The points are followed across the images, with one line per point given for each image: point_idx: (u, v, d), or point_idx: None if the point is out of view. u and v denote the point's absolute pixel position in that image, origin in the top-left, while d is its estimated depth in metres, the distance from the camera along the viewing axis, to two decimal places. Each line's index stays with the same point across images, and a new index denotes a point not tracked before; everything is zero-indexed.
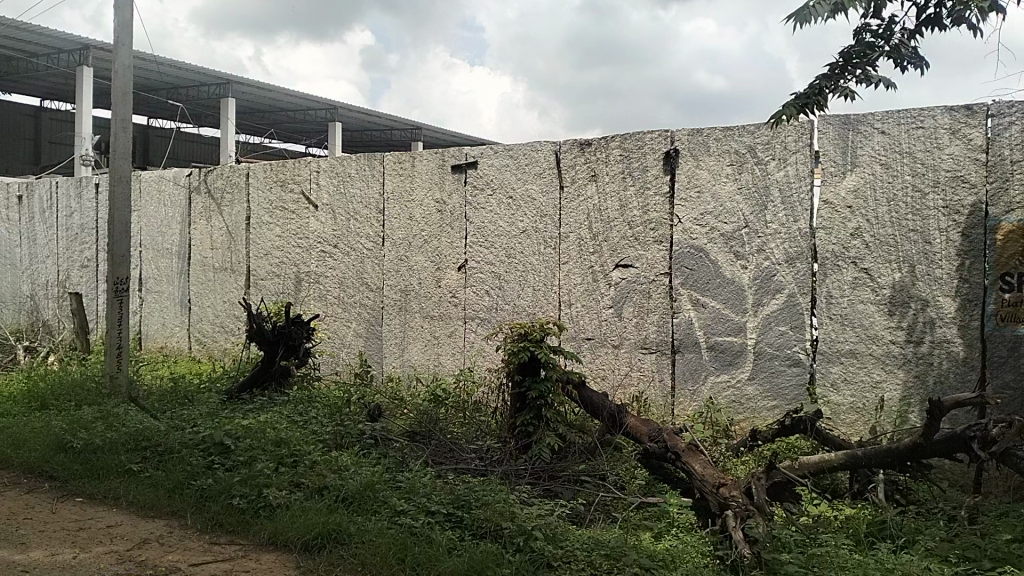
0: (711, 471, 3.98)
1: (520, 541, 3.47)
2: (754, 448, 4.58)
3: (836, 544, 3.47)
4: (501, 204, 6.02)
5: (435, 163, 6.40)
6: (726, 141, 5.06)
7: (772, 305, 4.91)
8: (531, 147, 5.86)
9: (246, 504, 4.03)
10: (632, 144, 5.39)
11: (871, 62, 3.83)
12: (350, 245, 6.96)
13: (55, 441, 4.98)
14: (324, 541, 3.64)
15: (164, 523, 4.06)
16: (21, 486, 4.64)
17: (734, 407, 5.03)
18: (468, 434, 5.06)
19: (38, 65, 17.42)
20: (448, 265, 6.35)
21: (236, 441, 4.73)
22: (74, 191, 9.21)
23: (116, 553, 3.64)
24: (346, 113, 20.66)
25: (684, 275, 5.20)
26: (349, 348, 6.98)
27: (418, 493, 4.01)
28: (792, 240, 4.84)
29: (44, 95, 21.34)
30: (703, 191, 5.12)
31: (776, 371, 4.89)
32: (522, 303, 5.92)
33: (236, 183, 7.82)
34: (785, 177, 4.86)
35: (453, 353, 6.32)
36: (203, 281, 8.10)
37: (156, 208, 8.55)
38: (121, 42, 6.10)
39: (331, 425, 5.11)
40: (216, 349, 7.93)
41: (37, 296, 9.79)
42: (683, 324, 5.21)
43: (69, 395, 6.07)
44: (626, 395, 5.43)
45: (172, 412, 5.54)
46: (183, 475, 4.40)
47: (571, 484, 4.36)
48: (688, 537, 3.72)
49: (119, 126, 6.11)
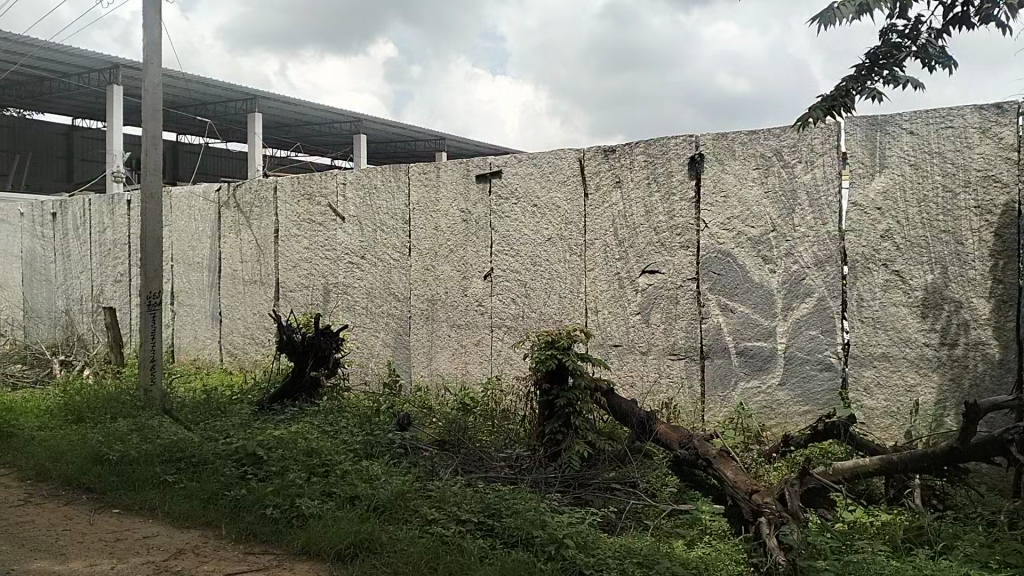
0: (743, 478, 3.94)
1: (551, 549, 3.47)
2: (787, 454, 4.54)
3: (872, 551, 3.43)
4: (526, 213, 6.03)
5: (459, 173, 6.43)
6: (751, 145, 5.03)
7: (802, 309, 4.86)
8: (555, 155, 5.87)
9: (279, 514, 4.07)
10: (656, 149, 5.38)
11: (898, 63, 3.76)
12: (377, 256, 7.01)
13: (92, 453, 5.06)
14: (357, 551, 3.66)
15: (199, 533, 4.10)
16: (59, 498, 4.73)
17: (765, 413, 4.99)
18: (497, 442, 5.06)
19: (69, 85, 17.80)
20: (474, 273, 6.36)
21: (268, 452, 4.78)
22: (107, 208, 9.39)
23: (153, 564, 3.69)
24: (372, 125, 20.88)
25: (711, 280, 5.17)
26: (377, 357, 7.04)
27: (448, 502, 4.01)
28: (821, 243, 4.79)
29: (76, 114, 21.77)
30: (730, 195, 5.09)
31: (807, 375, 4.84)
32: (549, 310, 5.92)
33: (264, 197, 7.92)
34: (812, 179, 4.82)
35: (480, 361, 6.33)
36: (233, 294, 8.21)
37: (187, 223, 8.68)
38: (151, 61, 6.22)
39: (361, 435, 5.15)
40: (247, 361, 8.03)
41: (72, 311, 9.97)
42: (712, 330, 5.18)
43: (104, 408, 6.16)
44: (655, 402, 5.41)
45: (204, 424, 5.61)
46: (217, 486, 4.45)
47: (602, 492, 4.35)
48: (721, 545, 3.69)
49: (150, 143, 6.22)
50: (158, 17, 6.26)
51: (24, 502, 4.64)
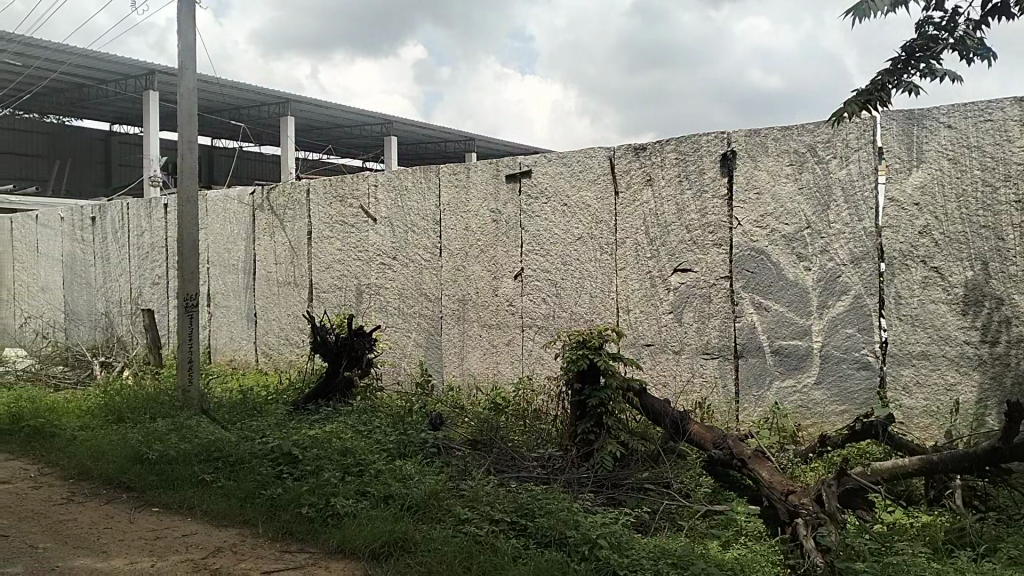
0: (778, 479, 3.90)
1: (585, 550, 3.46)
2: (823, 454, 4.47)
3: (912, 553, 3.36)
4: (556, 212, 6.02)
5: (489, 173, 6.44)
6: (784, 141, 4.97)
7: (839, 306, 4.79)
8: (585, 153, 5.86)
9: (314, 512, 4.12)
10: (688, 146, 5.34)
11: (936, 55, 3.59)
12: (408, 257, 7.05)
13: (131, 453, 5.16)
14: (391, 549, 3.69)
15: (237, 531, 4.16)
16: (100, 497, 4.83)
17: (801, 413, 4.92)
18: (529, 442, 5.06)
19: (107, 91, 18.14)
20: (505, 273, 6.37)
21: (303, 451, 4.83)
22: (144, 212, 9.56)
23: (191, 561, 3.75)
24: (402, 127, 20.98)
25: (745, 278, 5.11)
26: (409, 357, 7.08)
27: (482, 502, 4.02)
28: (857, 240, 4.72)
29: (113, 120, 22.18)
30: (764, 192, 5.03)
31: (844, 374, 4.77)
32: (580, 310, 5.90)
33: (297, 199, 8.01)
34: (847, 175, 4.75)
35: (511, 360, 6.34)
36: (268, 295, 8.31)
37: (222, 225, 8.81)
38: (186, 66, 6.31)
39: (394, 434, 5.19)
40: (282, 362, 8.12)
41: (112, 313, 10.17)
42: (746, 328, 5.13)
43: (143, 408, 6.28)
44: (688, 402, 5.37)
45: (241, 424, 5.69)
46: (254, 484, 4.51)
47: (635, 492, 4.33)
48: (757, 545, 3.65)
49: (186, 147, 6.31)
50: (191, 23, 6.36)
51: (68, 501, 4.74)
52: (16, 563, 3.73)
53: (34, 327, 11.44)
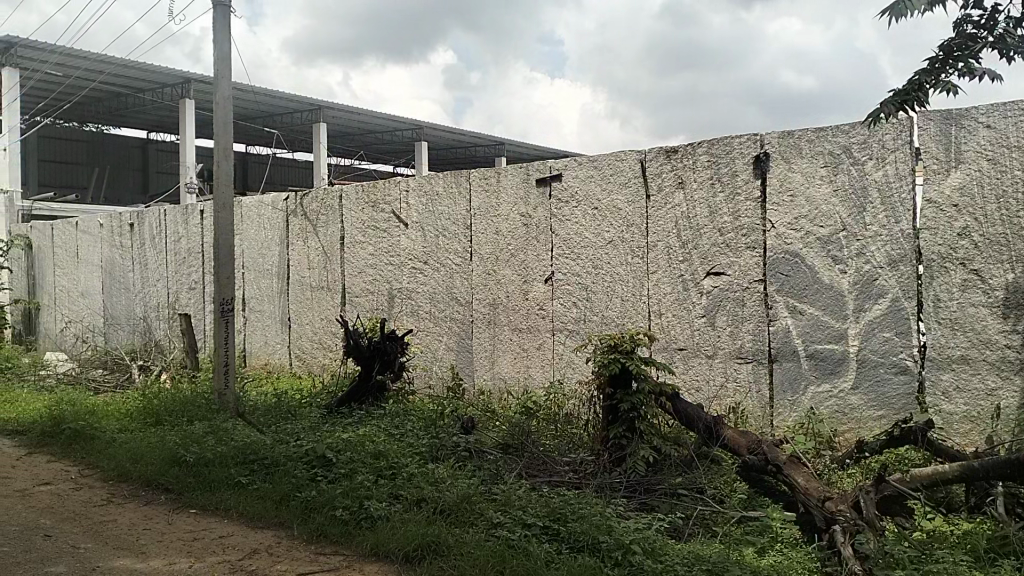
0: (814, 485, 3.84)
1: (618, 555, 3.44)
2: (860, 460, 4.40)
3: (953, 561, 3.29)
4: (587, 216, 6.01)
5: (520, 177, 6.45)
6: (819, 143, 4.91)
7: (876, 310, 4.72)
8: (616, 156, 5.84)
9: (348, 515, 4.15)
10: (720, 149, 5.30)
11: (975, 54, 3.46)
12: (439, 261, 7.09)
13: (169, 455, 5.25)
14: (424, 553, 3.70)
15: (272, 533, 4.21)
16: (139, 498, 4.91)
17: (837, 418, 4.85)
18: (560, 446, 5.05)
19: (145, 100, 18.51)
20: (535, 277, 6.37)
21: (337, 455, 4.87)
22: (182, 218, 9.73)
23: (228, 562, 3.80)
24: (432, 132, 21.08)
25: (780, 281, 5.05)
26: (441, 361, 7.11)
27: (514, 506, 4.03)
28: (894, 242, 4.65)
29: (150, 128, 22.65)
30: (798, 194, 4.97)
31: (882, 379, 4.69)
32: (611, 314, 5.88)
33: (330, 205, 8.09)
34: (884, 177, 4.68)
35: (542, 365, 6.33)
36: (301, 300, 8.40)
37: (256, 230, 8.93)
38: (222, 74, 6.42)
39: (426, 438, 5.22)
40: (315, 365, 8.20)
41: (149, 318, 10.35)
42: (780, 333, 5.07)
43: (180, 411, 6.38)
44: (722, 407, 5.32)
45: (276, 427, 5.75)
46: (289, 487, 4.57)
47: (668, 498, 4.30)
48: (793, 552, 3.60)
49: (222, 155, 6.41)
50: (226, 33, 6.46)
51: (108, 502, 4.84)
52: (59, 562, 3.81)
53: (75, 331, 11.69)
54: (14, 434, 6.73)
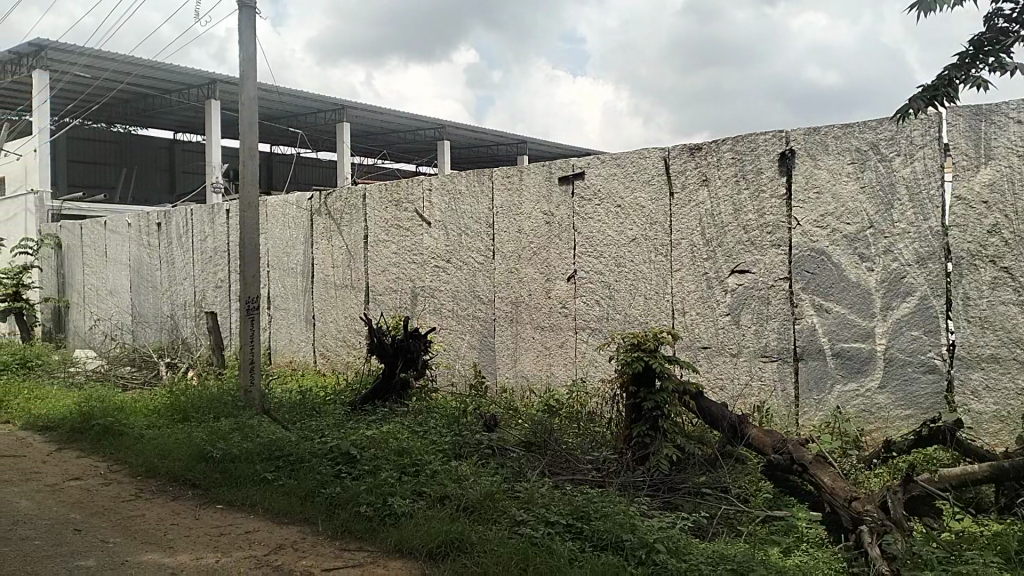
0: (841, 485, 3.81)
1: (642, 554, 3.43)
2: (888, 460, 4.35)
3: (983, 562, 3.24)
4: (610, 214, 5.99)
5: (542, 176, 6.44)
6: (846, 139, 4.85)
7: (903, 309, 4.66)
8: (639, 154, 5.81)
9: (372, 512, 4.18)
10: (745, 146, 5.26)
11: (1006, 49, 3.38)
12: (462, 260, 7.10)
13: (197, 451, 5.31)
14: (447, 549, 3.72)
15: (298, 528, 4.25)
16: (167, 493, 4.98)
17: (864, 417, 4.80)
18: (583, 444, 5.04)
19: (171, 101, 18.74)
20: (558, 276, 6.36)
21: (361, 451, 4.91)
22: (208, 217, 9.84)
23: (254, 558, 3.84)
24: (454, 131, 21.14)
25: (805, 279, 5.00)
26: (463, 359, 7.12)
27: (537, 504, 4.03)
28: (922, 239, 4.59)
29: (176, 128, 22.93)
30: (824, 191, 4.92)
31: (910, 378, 4.63)
32: (634, 312, 5.86)
33: (354, 204, 8.14)
34: (912, 173, 4.62)
35: (565, 363, 6.33)
36: (325, 298, 8.46)
37: (281, 229, 9.00)
38: (247, 75, 6.48)
39: (449, 435, 5.23)
40: (339, 363, 8.26)
41: (176, 315, 10.48)
42: (806, 331, 5.02)
43: (207, 408, 6.45)
44: (746, 406, 5.28)
45: (301, 424, 5.80)
46: (314, 483, 4.60)
47: (691, 497, 4.27)
48: (819, 553, 3.55)
49: (247, 155, 6.47)
50: (251, 34, 6.52)
51: (136, 497, 4.91)
52: (89, 556, 3.87)
53: (103, 329, 11.87)
54: (44, 429, 6.85)
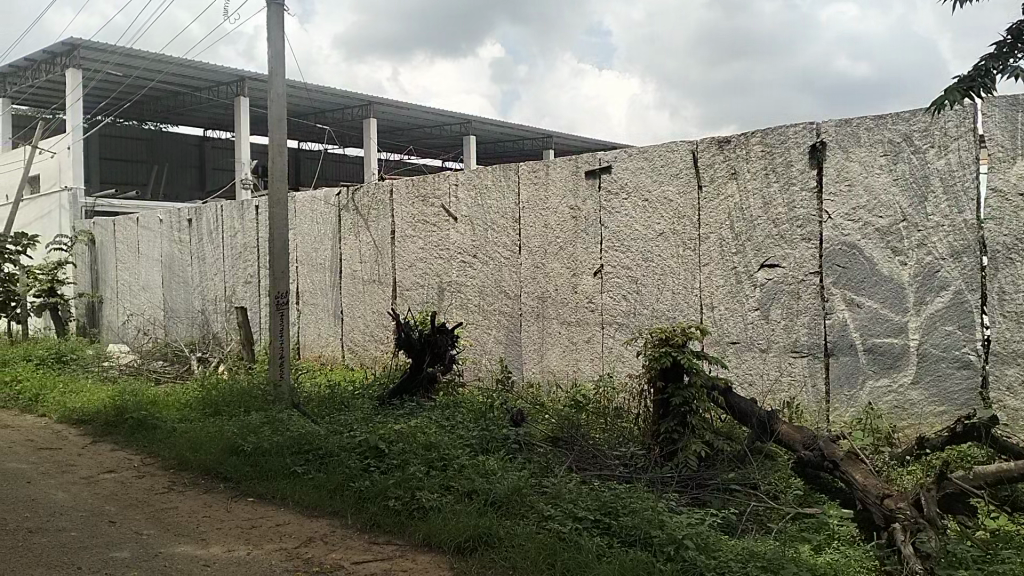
0: (873, 481, 3.77)
1: (671, 550, 3.41)
2: (921, 457, 4.28)
3: (1020, 561, 3.19)
4: (637, 208, 5.96)
5: (569, 170, 6.42)
6: (878, 131, 4.77)
7: (937, 303, 4.58)
8: (667, 148, 5.77)
9: (400, 505, 4.20)
10: (774, 138, 5.20)
11: None
12: (488, 255, 7.10)
13: (228, 444, 5.38)
14: (476, 543, 3.74)
15: (327, 521, 4.29)
16: (199, 486, 5.05)
17: (896, 414, 4.74)
18: (610, 440, 5.02)
19: (202, 98, 18.96)
20: (584, 270, 6.34)
21: (390, 445, 4.94)
22: (238, 213, 9.94)
23: (285, 550, 3.89)
24: (480, 125, 21.14)
25: (836, 274, 4.94)
26: (490, 354, 7.14)
27: (564, 499, 4.02)
28: (957, 233, 4.51)
29: (206, 125, 23.20)
30: (855, 184, 4.85)
31: (943, 374, 4.56)
32: (662, 307, 5.83)
33: (381, 199, 8.18)
34: (946, 165, 4.53)
35: (591, 358, 6.31)
36: (353, 293, 8.52)
37: (310, 225, 9.07)
38: (276, 72, 6.53)
39: (476, 429, 5.25)
40: (367, 357, 8.32)
41: (207, 311, 10.61)
42: (837, 326, 4.95)
43: (238, 402, 6.53)
44: (776, 401, 5.23)
45: (330, 418, 5.85)
46: (342, 477, 4.64)
47: (720, 493, 4.25)
48: (851, 550, 3.51)
49: (276, 151, 6.52)
50: (280, 31, 6.57)
51: (169, 490, 4.99)
52: (123, 548, 3.94)
53: (136, 323, 12.07)
54: (79, 422, 6.98)
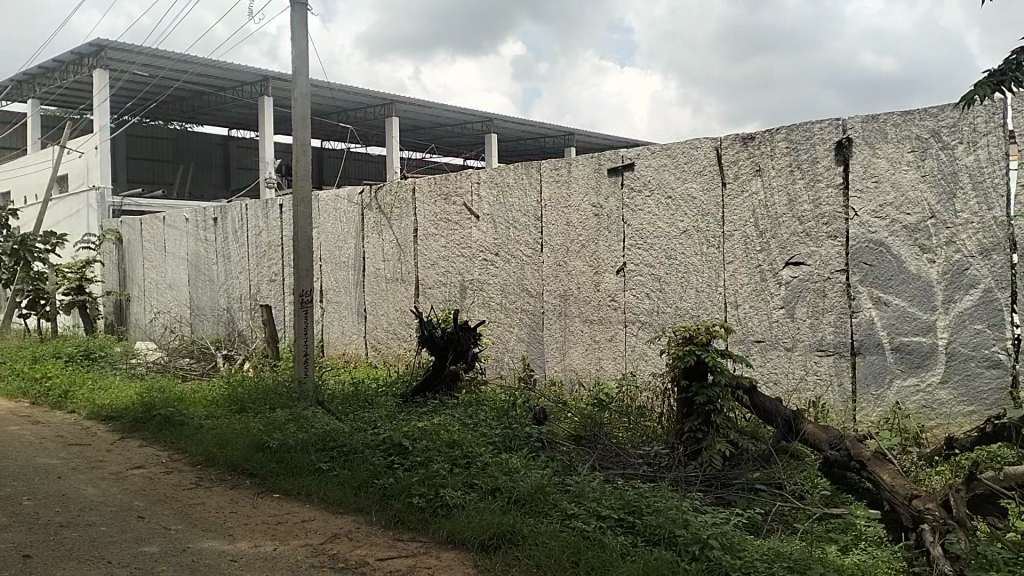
0: (900, 482, 3.73)
1: (695, 549, 3.40)
2: (950, 457, 4.23)
3: None
4: (660, 206, 5.93)
5: (591, 168, 6.40)
6: (906, 127, 4.71)
7: (966, 301, 4.52)
8: (690, 145, 5.74)
9: (424, 503, 4.22)
10: (799, 135, 5.15)
11: None
12: (511, 253, 7.10)
13: (254, 441, 5.44)
14: (500, 541, 3.74)
15: (352, 518, 4.32)
16: (226, 482, 5.11)
17: (924, 414, 4.68)
18: (633, 439, 5.01)
19: (227, 98, 19.14)
20: (607, 268, 6.32)
21: (413, 443, 4.96)
22: (262, 212, 10.03)
23: (311, 546, 3.92)
24: (501, 123, 21.17)
25: (863, 272, 4.88)
26: (512, 353, 7.14)
27: (588, 498, 4.02)
28: (986, 230, 4.44)
29: (230, 125, 23.42)
30: (882, 180, 4.79)
31: (972, 373, 4.50)
32: (685, 305, 5.80)
33: (404, 198, 8.21)
34: (975, 161, 4.47)
35: (614, 357, 6.30)
36: (376, 292, 8.56)
37: (333, 224, 9.12)
38: (300, 72, 6.58)
39: (499, 427, 5.26)
40: (390, 355, 8.36)
41: (232, 309, 10.72)
42: (863, 324, 4.90)
43: (263, 399, 6.60)
44: (801, 401, 5.18)
45: (354, 415, 5.89)
46: (367, 474, 4.67)
47: (745, 493, 4.22)
48: (878, 551, 3.48)
49: (300, 150, 6.57)
50: (304, 31, 6.61)
51: (196, 486, 5.05)
52: (152, 543, 3.99)
53: (163, 321, 12.22)
54: (108, 418, 7.09)
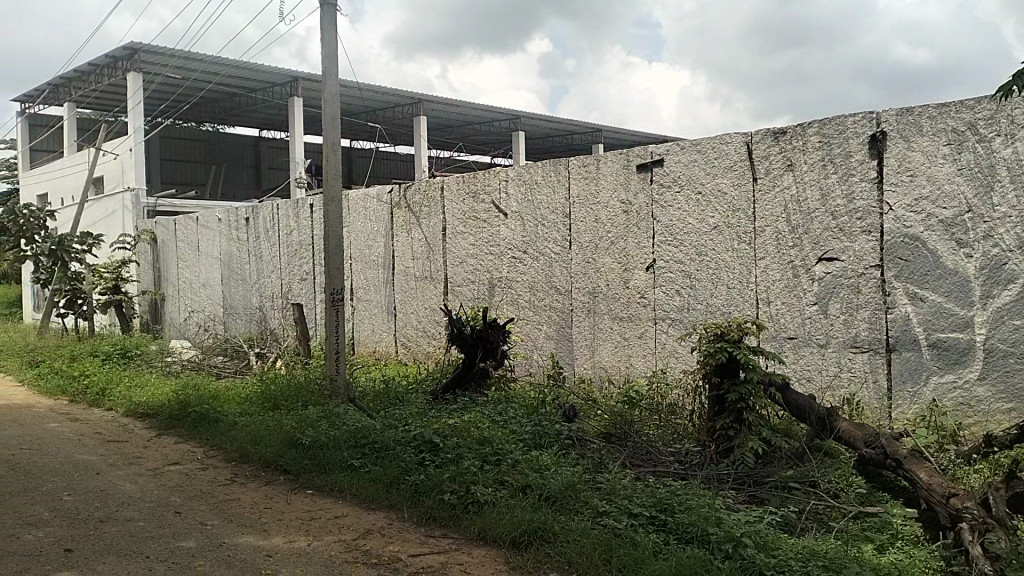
0: (938, 480, 3.68)
1: (728, 548, 3.37)
2: (989, 455, 4.15)
3: None
4: (690, 202, 5.89)
5: (620, 164, 6.38)
6: (941, 119, 4.63)
7: (1005, 297, 4.44)
8: (720, 140, 5.69)
9: (455, 499, 4.24)
10: (832, 129, 5.08)
11: None
12: (539, 251, 7.10)
13: (287, 438, 5.50)
14: (531, 538, 3.75)
15: (384, 514, 4.35)
16: (260, 478, 5.18)
17: (961, 411, 4.60)
18: (664, 436, 4.99)
19: (257, 99, 19.36)
20: (636, 265, 6.29)
21: (444, 439, 4.99)
22: (293, 212, 10.13)
23: (344, 542, 3.96)
24: (529, 121, 21.20)
25: (898, 267, 4.81)
26: (542, 350, 7.14)
27: (619, 495, 4.02)
28: None
29: (261, 126, 23.68)
30: (918, 174, 4.71)
31: (1012, 370, 4.42)
32: (716, 302, 5.75)
33: (432, 196, 8.24)
34: (1014, 154, 4.38)
35: (644, 354, 6.27)
36: (406, 290, 8.61)
37: (362, 223, 9.19)
38: (330, 72, 6.64)
39: (530, 425, 5.26)
40: (420, 353, 8.42)
41: (264, 307, 10.85)
42: (899, 320, 4.83)
43: (296, 396, 6.67)
44: (835, 398, 5.12)
45: (385, 412, 5.93)
46: (398, 470, 4.70)
47: (779, 491, 4.18)
48: (916, 550, 3.43)
49: (330, 150, 6.63)
50: (333, 31, 6.66)
51: (231, 482, 5.12)
52: (189, 538, 4.06)
53: (197, 320, 12.41)
54: (145, 416, 7.21)
